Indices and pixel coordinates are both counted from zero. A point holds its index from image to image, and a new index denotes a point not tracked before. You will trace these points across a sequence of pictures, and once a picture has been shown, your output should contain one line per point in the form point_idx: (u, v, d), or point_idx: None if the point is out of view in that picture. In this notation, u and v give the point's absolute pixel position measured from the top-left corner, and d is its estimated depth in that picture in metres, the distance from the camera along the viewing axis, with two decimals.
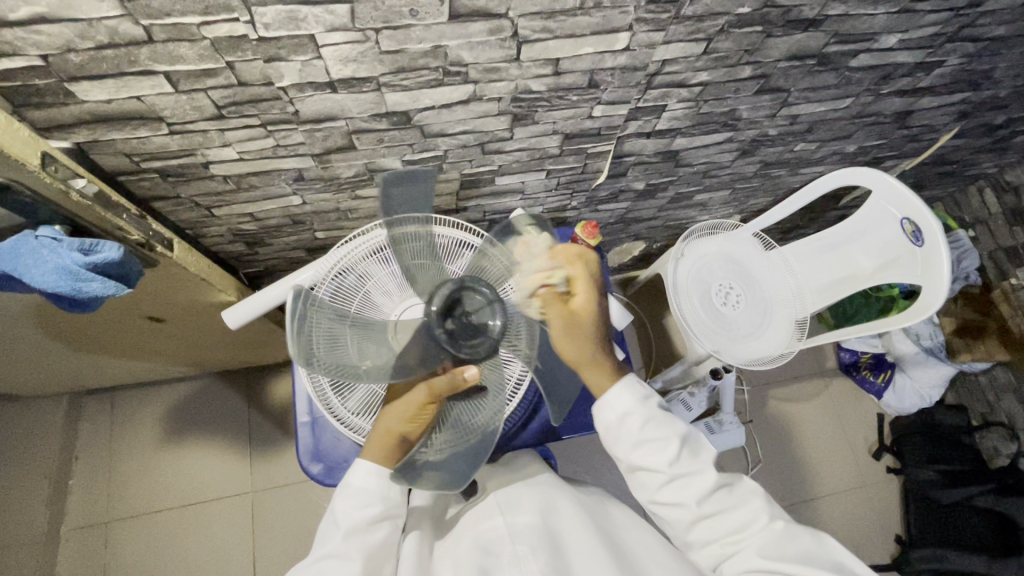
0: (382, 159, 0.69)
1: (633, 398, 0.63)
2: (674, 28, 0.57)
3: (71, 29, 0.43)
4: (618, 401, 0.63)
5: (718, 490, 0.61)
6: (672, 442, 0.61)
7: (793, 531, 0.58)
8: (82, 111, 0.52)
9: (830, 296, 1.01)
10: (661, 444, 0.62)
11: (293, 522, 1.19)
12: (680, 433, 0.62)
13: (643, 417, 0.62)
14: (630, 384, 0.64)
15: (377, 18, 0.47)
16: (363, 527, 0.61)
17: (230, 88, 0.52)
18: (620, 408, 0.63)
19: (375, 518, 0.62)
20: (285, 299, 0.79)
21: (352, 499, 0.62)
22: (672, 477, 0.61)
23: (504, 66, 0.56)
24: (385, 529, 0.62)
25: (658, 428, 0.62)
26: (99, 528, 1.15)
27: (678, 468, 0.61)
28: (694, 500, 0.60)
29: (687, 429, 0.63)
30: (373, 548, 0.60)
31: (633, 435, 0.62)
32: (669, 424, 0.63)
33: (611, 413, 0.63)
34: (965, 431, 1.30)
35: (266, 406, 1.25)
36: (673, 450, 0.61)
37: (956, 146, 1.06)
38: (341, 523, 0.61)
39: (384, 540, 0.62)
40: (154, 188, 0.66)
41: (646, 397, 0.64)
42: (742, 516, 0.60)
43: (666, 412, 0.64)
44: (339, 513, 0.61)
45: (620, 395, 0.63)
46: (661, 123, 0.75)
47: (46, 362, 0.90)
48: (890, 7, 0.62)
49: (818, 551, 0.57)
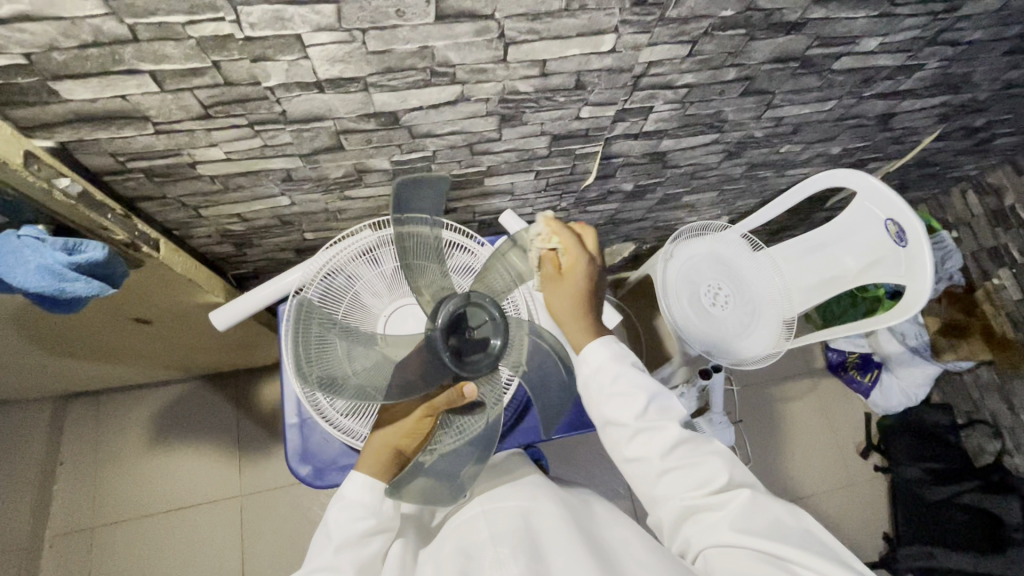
0: (371, 160, 0.70)
1: (607, 355, 0.66)
2: (659, 30, 0.57)
3: (54, 27, 0.43)
4: (592, 355, 0.66)
5: (685, 448, 0.61)
6: (639, 398, 0.62)
7: (762, 499, 0.58)
8: (67, 110, 0.51)
9: (818, 296, 1.02)
10: (631, 400, 0.63)
11: (283, 526, 1.18)
12: (650, 390, 0.63)
13: (614, 373, 0.64)
14: (606, 344, 0.67)
15: (363, 18, 0.48)
16: (356, 539, 0.60)
17: (216, 88, 0.52)
18: (595, 362, 0.66)
19: (368, 530, 0.61)
20: (272, 301, 0.79)
21: (346, 513, 0.61)
22: (638, 431, 0.62)
23: (491, 67, 0.57)
24: (379, 542, 0.61)
25: (627, 383, 0.64)
26: (85, 533, 1.14)
27: (645, 422, 0.62)
28: (660, 454, 0.61)
29: (657, 387, 0.64)
30: (365, 560, 0.60)
31: (605, 389, 0.64)
32: (637, 379, 0.64)
33: (587, 367, 0.66)
34: (950, 430, 1.32)
35: (255, 409, 1.24)
36: (642, 405, 0.62)
37: (938, 148, 1.08)
38: (334, 536, 0.59)
39: (377, 551, 0.61)
40: (140, 188, 0.66)
41: (622, 355, 0.67)
42: (709, 475, 0.60)
43: (640, 372, 0.66)
44: (330, 526, 0.60)
45: (596, 351, 0.66)
46: (648, 125, 0.76)
47: (31, 365, 0.89)
48: (870, 11, 0.63)
49: (785, 521, 0.57)
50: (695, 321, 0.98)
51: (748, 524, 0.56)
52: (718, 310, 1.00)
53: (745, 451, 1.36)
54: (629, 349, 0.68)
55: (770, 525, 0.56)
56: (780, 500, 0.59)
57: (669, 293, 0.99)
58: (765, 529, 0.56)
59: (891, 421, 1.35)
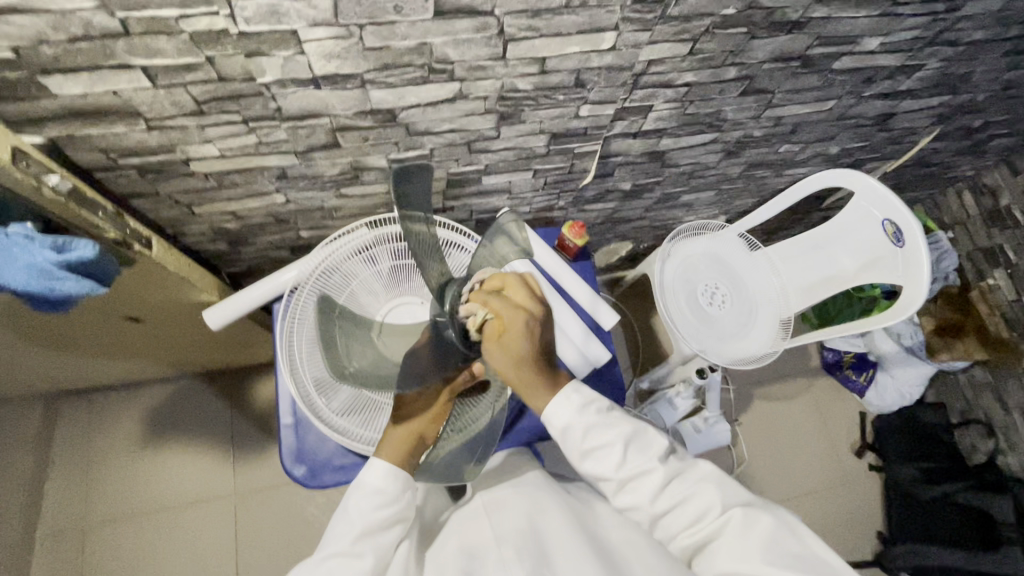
0: (368, 157, 0.69)
1: (573, 408, 0.61)
2: (660, 28, 0.57)
3: (43, 20, 0.42)
4: (557, 416, 0.60)
5: (673, 484, 0.60)
6: (618, 447, 0.60)
7: (753, 514, 0.57)
8: (56, 105, 0.50)
9: (815, 296, 1.02)
10: (609, 450, 0.61)
11: (277, 526, 1.17)
12: (626, 435, 0.61)
13: (584, 428, 0.60)
14: (570, 395, 0.61)
15: (361, 13, 0.47)
16: (373, 528, 0.59)
17: (210, 84, 0.51)
18: (562, 422, 0.60)
19: (388, 519, 0.60)
20: (267, 299, 0.78)
21: (369, 500, 0.60)
22: (625, 481, 0.60)
23: (490, 64, 0.56)
24: (395, 532, 0.60)
25: (602, 434, 0.61)
26: (76, 533, 1.12)
27: (630, 472, 0.60)
28: (651, 501, 0.60)
29: (633, 429, 0.62)
30: (382, 548, 0.59)
31: (580, 446, 0.61)
32: (612, 427, 0.61)
33: (554, 429, 0.61)
34: (944, 429, 1.33)
35: (249, 408, 1.23)
36: (621, 456, 0.60)
37: (936, 148, 1.08)
38: (355, 522, 0.59)
39: (393, 542, 0.60)
40: (132, 185, 0.65)
41: (588, 403, 0.62)
42: (699, 504, 0.59)
43: (610, 416, 0.62)
44: (350, 512, 0.60)
45: (560, 408, 0.60)
46: (647, 123, 0.75)
47: (20, 363, 0.88)
48: (871, 11, 0.62)
49: (778, 530, 0.55)
50: (691, 321, 0.98)
51: (741, 550, 0.55)
52: (715, 310, 1.00)
53: (741, 450, 1.36)
54: (594, 392, 0.63)
55: (763, 543, 0.54)
56: (771, 510, 0.57)
57: (666, 293, 1.00)
58: (758, 548, 0.54)
59: (886, 420, 1.36)
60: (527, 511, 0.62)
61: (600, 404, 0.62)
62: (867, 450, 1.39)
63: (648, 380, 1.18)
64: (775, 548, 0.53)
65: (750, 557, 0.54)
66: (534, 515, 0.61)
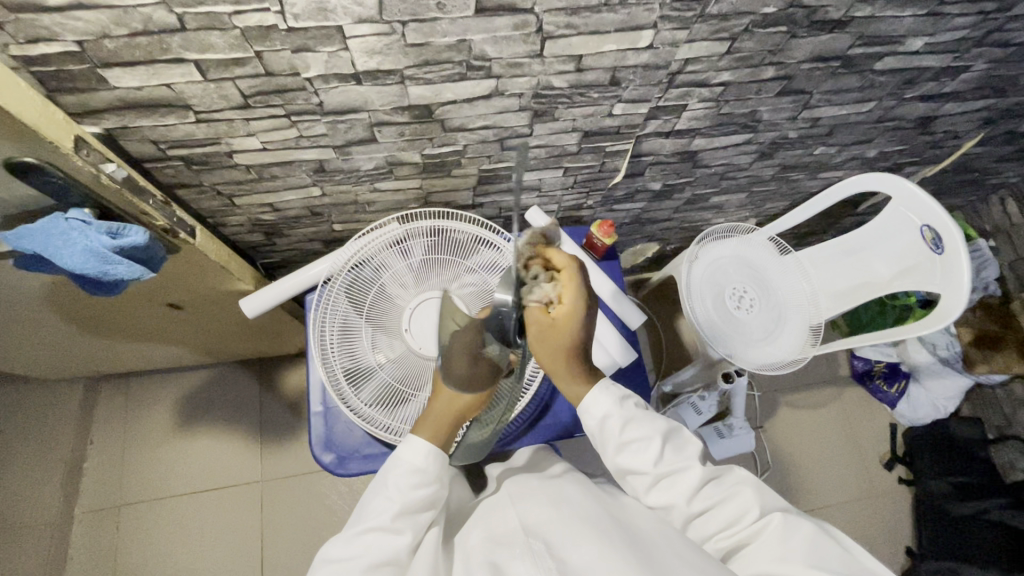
0: (403, 152, 0.70)
1: (611, 399, 0.63)
2: (698, 27, 0.57)
3: (107, 15, 0.44)
4: (597, 407, 0.62)
5: (708, 485, 0.61)
6: (654, 441, 0.61)
7: (793, 520, 0.56)
8: (113, 97, 0.53)
9: (848, 302, 1.00)
10: (644, 445, 0.61)
11: (301, 512, 1.20)
12: (662, 431, 0.62)
13: (622, 419, 0.62)
14: (607, 387, 0.63)
15: (404, 10, 0.48)
16: (414, 506, 0.59)
17: (258, 78, 0.53)
18: (600, 413, 0.62)
19: (426, 498, 0.60)
20: (298, 291, 0.80)
21: (407, 477, 0.60)
22: (658, 478, 0.61)
23: (527, 62, 0.57)
24: (430, 512, 0.61)
25: (638, 427, 0.62)
26: (111, 511, 1.17)
27: (664, 468, 0.61)
28: (684, 499, 0.60)
29: (669, 425, 0.63)
30: (418, 529, 0.59)
31: (617, 437, 0.62)
32: (650, 422, 0.62)
33: (593, 419, 0.62)
34: (980, 445, 1.28)
35: (278, 397, 1.27)
36: (657, 451, 0.61)
37: (979, 153, 1.05)
38: (394, 499, 0.59)
39: (427, 520, 0.61)
40: (178, 176, 0.67)
41: (624, 398, 0.64)
42: (736, 507, 0.59)
43: (646, 412, 0.64)
44: (391, 489, 0.59)
45: (598, 401, 0.62)
46: (680, 123, 0.75)
47: (67, 345, 0.92)
48: (917, 10, 0.61)
49: (821, 537, 0.54)
50: (719, 325, 0.96)
51: (784, 553, 0.54)
52: (743, 314, 0.98)
53: (765, 457, 1.34)
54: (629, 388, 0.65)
55: (805, 546, 0.53)
56: (810, 519, 0.57)
57: (692, 295, 0.98)
58: (800, 551, 0.53)
59: (918, 433, 1.32)
60: (553, 504, 0.62)
61: (636, 400, 0.65)
62: (898, 462, 1.35)
63: (671, 384, 1.17)
64: (818, 553, 0.53)
65: (791, 559, 0.53)
66: (559, 506, 0.62)
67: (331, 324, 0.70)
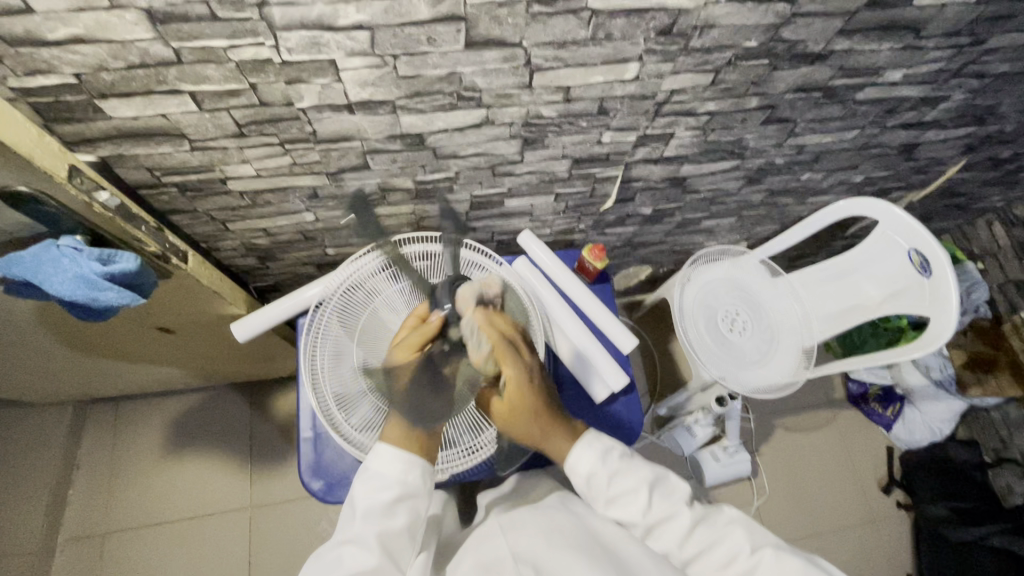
0: (395, 179, 0.71)
1: (595, 455, 0.63)
2: (682, 59, 0.58)
3: (105, 49, 0.45)
4: (580, 465, 0.62)
5: (698, 529, 0.61)
6: (641, 492, 0.62)
7: (783, 554, 0.57)
8: (109, 127, 0.54)
9: (840, 324, 1.00)
10: (633, 497, 0.62)
11: (291, 540, 1.18)
12: (649, 480, 0.63)
13: (608, 474, 0.62)
14: (589, 443, 0.63)
15: (396, 44, 0.49)
16: (379, 508, 0.58)
17: (252, 108, 0.54)
18: (585, 471, 0.62)
19: (392, 502, 0.59)
20: (292, 316, 0.80)
21: (367, 483, 0.60)
22: (650, 527, 0.62)
23: (516, 92, 0.58)
24: (404, 514, 0.59)
25: (624, 480, 0.62)
26: (95, 539, 1.14)
27: (654, 516, 0.62)
28: (677, 545, 0.61)
29: (655, 472, 0.64)
30: (388, 534, 0.58)
31: (605, 493, 0.62)
32: (635, 472, 0.63)
33: (579, 477, 0.63)
34: (976, 467, 1.26)
35: (269, 421, 1.26)
36: (645, 500, 0.62)
37: (963, 179, 1.07)
38: (358, 506, 0.59)
39: (403, 524, 0.59)
40: (172, 202, 0.68)
41: (607, 450, 0.64)
42: (727, 548, 0.60)
43: (631, 461, 0.64)
44: (356, 497, 0.60)
45: (582, 458, 0.63)
46: (669, 150, 0.76)
47: (57, 368, 0.91)
48: (894, 44, 0.63)
49: (811, 570, 0.56)
50: (712, 347, 0.96)
51: None
52: (736, 337, 0.98)
53: (761, 481, 1.32)
54: (613, 439, 0.65)
55: None
56: (800, 555, 0.58)
57: (685, 318, 0.98)
58: None
59: (913, 455, 1.31)
60: (544, 528, 0.61)
61: (621, 451, 0.65)
62: (894, 486, 1.34)
63: (666, 408, 1.17)
64: None
65: None
66: (547, 533, 0.60)
67: (322, 349, 0.70)
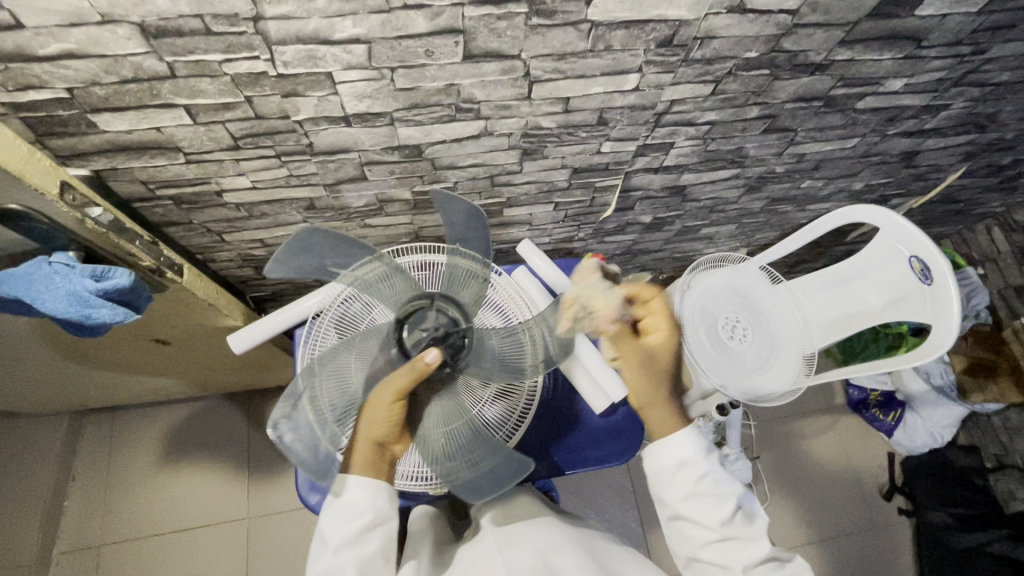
0: (392, 191, 0.71)
1: (701, 448, 0.64)
2: (683, 70, 0.58)
3: (98, 64, 0.44)
4: (683, 450, 0.64)
5: (766, 562, 0.61)
6: (728, 502, 0.62)
7: None
8: (102, 140, 0.53)
9: (840, 332, 0.99)
10: (717, 503, 0.62)
11: (288, 551, 1.16)
12: (738, 495, 0.63)
13: (705, 470, 0.63)
14: (695, 437, 0.65)
15: (393, 57, 0.48)
16: (349, 538, 0.59)
17: (248, 122, 0.54)
18: (685, 455, 0.64)
19: (363, 529, 0.60)
20: (290, 326, 0.79)
21: (336, 514, 0.59)
22: (720, 539, 0.61)
23: (515, 104, 0.58)
24: (377, 538, 0.60)
25: (717, 483, 0.63)
26: (90, 552, 1.13)
27: (730, 530, 0.61)
28: (741, 566, 0.60)
29: (744, 493, 0.64)
30: (365, 559, 0.59)
31: (693, 485, 0.63)
32: (728, 483, 0.64)
33: (673, 458, 0.64)
34: (979, 473, 1.27)
35: (267, 430, 1.24)
36: (728, 511, 0.62)
37: (963, 185, 1.07)
38: (330, 540, 0.59)
39: (377, 547, 0.60)
40: (168, 215, 0.67)
41: (710, 450, 0.65)
42: None
43: (728, 472, 0.65)
44: (325, 530, 0.60)
45: (682, 444, 0.64)
46: (669, 159, 0.76)
47: (52, 379, 0.91)
48: (895, 54, 0.62)
49: None
50: (712, 355, 0.95)
51: None
52: (736, 345, 0.97)
53: (762, 488, 1.32)
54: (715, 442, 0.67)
55: None
56: None
57: (685, 325, 0.97)
58: None
59: (915, 461, 1.31)
60: (541, 547, 0.61)
61: (720, 457, 0.66)
62: (896, 493, 1.33)
63: None
64: None
65: None
66: (546, 553, 0.60)
67: None
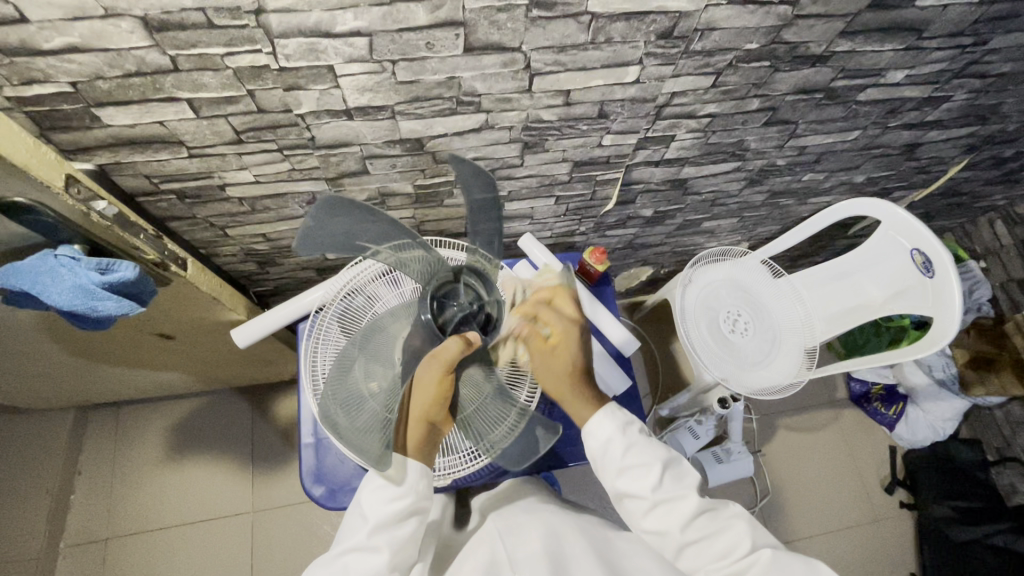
0: (394, 185, 0.71)
1: (616, 422, 0.64)
2: (683, 62, 0.58)
3: (101, 57, 0.45)
4: (600, 429, 0.63)
5: (703, 516, 0.60)
6: (654, 467, 0.62)
7: (783, 557, 0.57)
8: (106, 134, 0.53)
9: (841, 324, 0.99)
10: (645, 471, 0.62)
11: (292, 544, 1.17)
12: (663, 458, 0.63)
13: (624, 443, 0.63)
14: (610, 413, 0.64)
15: (394, 50, 0.49)
16: (390, 521, 0.59)
17: (250, 115, 0.54)
18: (603, 436, 0.63)
19: (402, 513, 0.60)
20: (293, 319, 0.79)
21: (377, 493, 0.60)
22: (655, 504, 0.61)
23: (516, 97, 0.58)
24: (412, 524, 0.61)
25: (640, 453, 0.63)
26: (97, 545, 1.14)
27: (662, 494, 0.61)
28: (679, 526, 0.60)
29: (670, 454, 0.64)
30: (398, 542, 0.60)
31: (618, 461, 0.62)
32: (651, 450, 0.63)
33: (597, 441, 0.63)
34: (982, 467, 1.26)
35: (271, 425, 1.25)
36: (656, 476, 0.61)
37: (966, 178, 1.07)
38: (368, 516, 0.59)
39: (412, 533, 0.61)
40: (171, 209, 0.68)
41: (629, 423, 0.65)
42: (728, 538, 0.59)
43: (648, 439, 0.65)
44: (364, 506, 0.60)
45: (600, 425, 0.63)
46: (669, 152, 0.76)
47: (58, 374, 0.91)
48: (896, 45, 0.62)
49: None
50: (714, 349, 0.95)
51: None
52: (738, 338, 0.97)
53: (764, 481, 1.32)
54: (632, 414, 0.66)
55: None
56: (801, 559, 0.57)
57: (687, 320, 0.97)
58: None
59: (917, 454, 1.31)
60: (544, 533, 0.62)
61: (639, 426, 0.65)
62: (897, 486, 1.33)
63: (667, 409, 1.16)
64: None
65: None
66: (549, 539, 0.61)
67: (323, 354, 0.69)
